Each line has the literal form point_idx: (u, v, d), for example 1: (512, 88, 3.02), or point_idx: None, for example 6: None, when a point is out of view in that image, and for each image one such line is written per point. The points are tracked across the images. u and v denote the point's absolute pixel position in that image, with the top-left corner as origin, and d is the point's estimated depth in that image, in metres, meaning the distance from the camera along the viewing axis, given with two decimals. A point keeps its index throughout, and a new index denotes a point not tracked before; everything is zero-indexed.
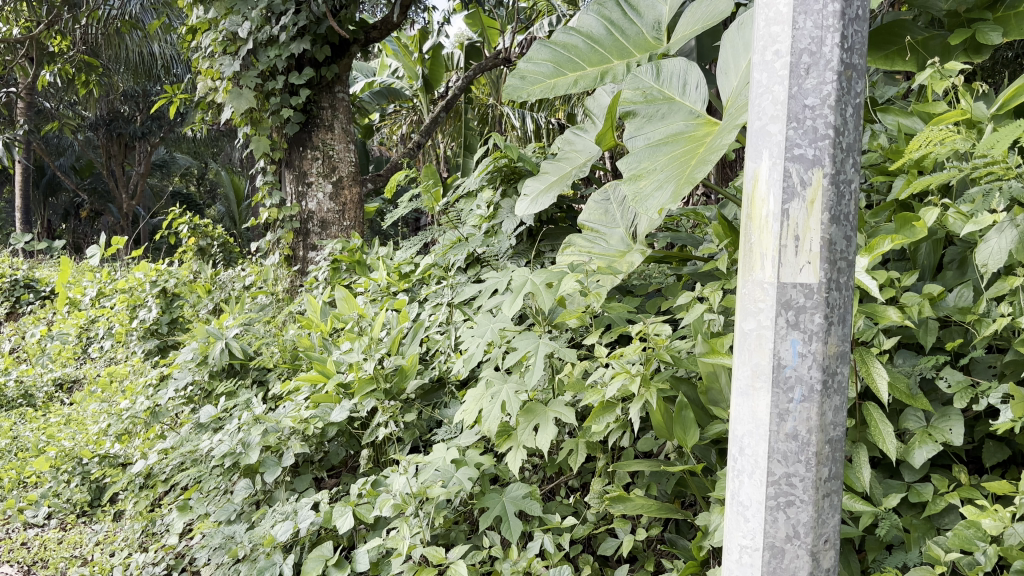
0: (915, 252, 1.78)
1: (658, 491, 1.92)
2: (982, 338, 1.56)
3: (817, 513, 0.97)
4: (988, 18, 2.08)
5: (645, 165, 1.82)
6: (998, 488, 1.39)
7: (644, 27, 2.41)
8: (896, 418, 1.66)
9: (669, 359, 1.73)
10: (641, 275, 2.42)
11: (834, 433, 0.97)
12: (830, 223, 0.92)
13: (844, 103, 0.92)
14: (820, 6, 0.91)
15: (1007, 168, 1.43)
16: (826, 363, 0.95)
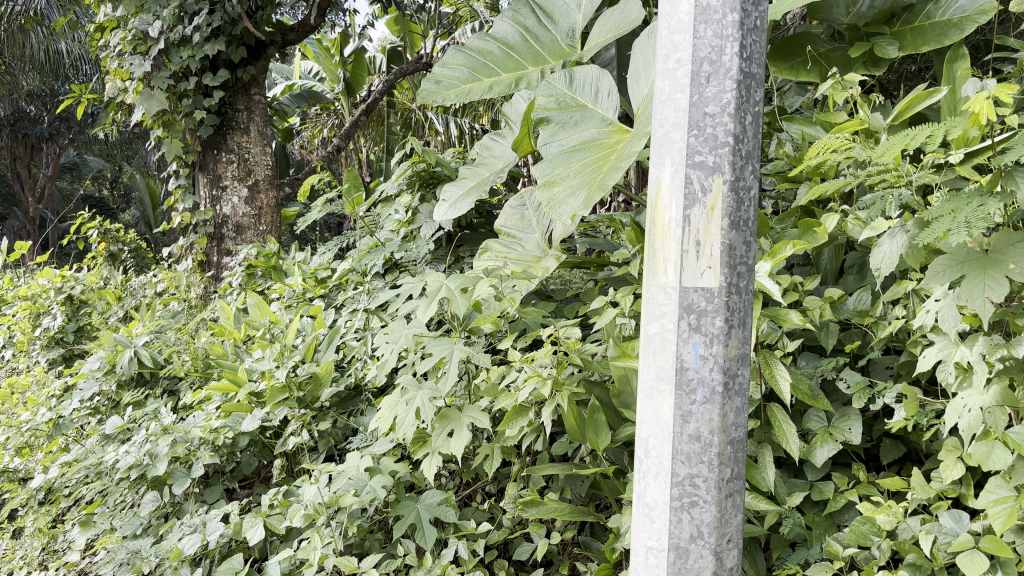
0: (818, 257, 1.84)
1: (572, 495, 1.93)
2: (879, 341, 1.62)
3: (719, 512, 0.99)
4: (886, 33, 2.17)
5: (559, 171, 1.84)
6: (892, 484, 1.45)
7: (559, 35, 2.40)
8: (799, 418, 1.71)
9: (581, 363, 1.75)
10: (558, 281, 2.44)
11: (736, 434, 0.99)
12: (729, 229, 0.94)
13: (743, 112, 0.95)
14: (721, 16, 0.94)
15: (898, 176, 1.46)
16: (726, 366, 0.97)
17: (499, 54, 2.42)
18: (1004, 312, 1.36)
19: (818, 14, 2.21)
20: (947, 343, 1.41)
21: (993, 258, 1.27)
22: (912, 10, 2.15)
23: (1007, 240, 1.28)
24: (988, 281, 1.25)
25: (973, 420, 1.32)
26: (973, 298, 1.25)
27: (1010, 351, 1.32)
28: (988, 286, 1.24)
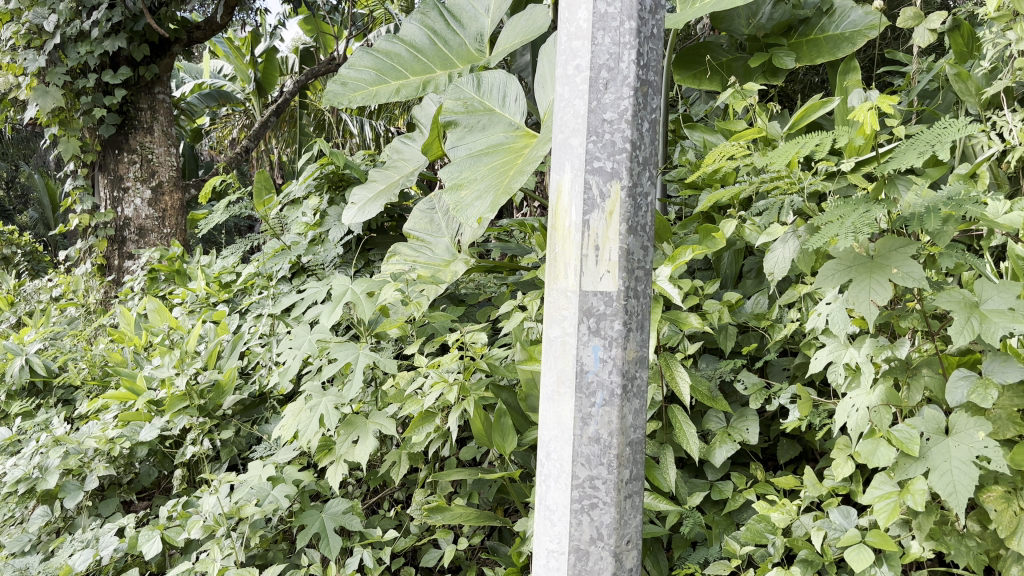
0: (718, 261, 1.89)
1: (480, 500, 1.92)
2: (775, 342, 1.67)
3: (619, 514, 1.00)
4: (784, 44, 2.24)
5: (466, 174, 1.83)
6: (785, 482, 1.49)
7: (467, 39, 2.42)
8: (699, 419, 1.75)
9: (487, 367, 1.75)
10: (470, 285, 2.43)
11: (634, 436, 1.00)
12: (627, 234, 0.96)
13: (640, 118, 0.96)
14: (618, 24, 0.94)
15: (792, 183, 1.48)
16: (625, 368, 0.98)
17: (407, 56, 2.41)
18: (889, 315, 1.41)
19: (720, 24, 2.26)
20: (837, 345, 1.46)
21: (877, 263, 1.32)
22: (808, 23, 2.23)
23: (890, 245, 1.33)
24: (873, 285, 1.29)
25: (860, 419, 1.37)
26: (858, 301, 1.29)
27: (894, 352, 1.37)
28: (872, 289, 1.29)
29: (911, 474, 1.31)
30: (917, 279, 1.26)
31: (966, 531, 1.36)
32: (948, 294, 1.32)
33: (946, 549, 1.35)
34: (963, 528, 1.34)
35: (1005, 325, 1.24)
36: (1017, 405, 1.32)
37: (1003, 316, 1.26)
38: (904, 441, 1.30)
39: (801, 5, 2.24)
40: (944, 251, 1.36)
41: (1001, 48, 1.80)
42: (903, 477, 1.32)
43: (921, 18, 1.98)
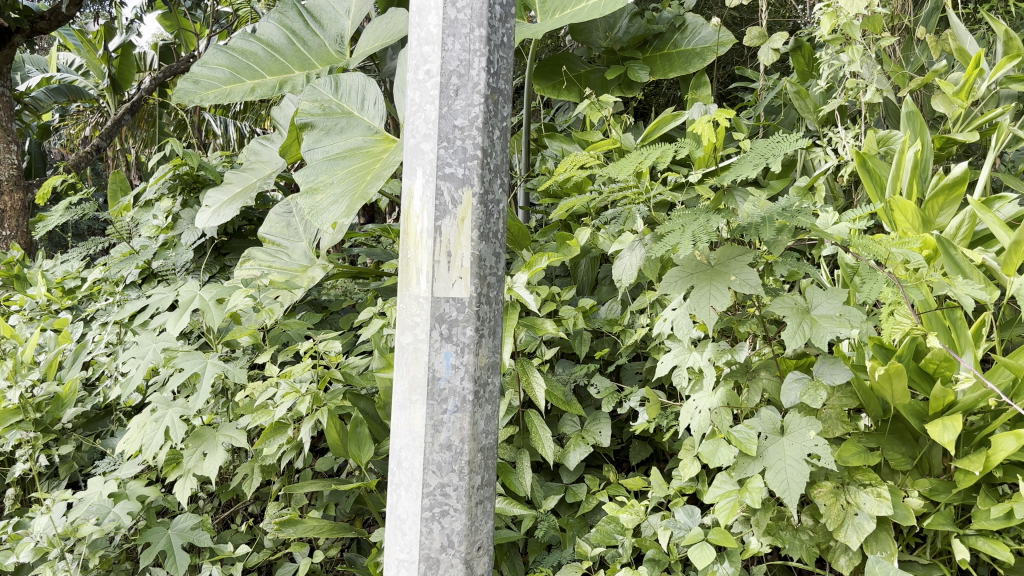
0: (575, 268, 1.95)
1: (336, 511, 1.89)
2: (627, 347, 1.74)
3: (470, 521, 0.99)
4: (639, 58, 2.30)
5: (322, 178, 1.80)
6: (634, 484, 1.53)
7: (327, 40, 2.39)
8: (555, 423, 1.78)
9: (341, 376, 1.72)
10: (335, 290, 2.36)
11: (486, 441, 0.99)
12: (478, 240, 0.95)
13: (490, 126, 0.96)
14: (468, 31, 0.94)
15: (639, 193, 1.53)
16: (476, 375, 0.97)
17: (263, 56, 2.35)
18: (729, 320, 1.48)
19: (579, 36, 2.32)
20: (682, 349, 1.50)
21: (717, 271, 1.37)
22: (662, 38, 2.32)
23: (729, 254, 1.39)
24: (713, 291, 1.34)
25: (703, 420, 1.42)
26: (699, 307, 1.33)
27: (734, 356, 1.44)
28: (712, 296, 1.33)
29: (749, 472, 1.37)
30: (753, 286, 1.33)
31: (800, 526, 1.43)
32: (783, 300, 1.38)
33: (782, 543, 1.41)
34: (797, 523, 1.41)
35: (832, 329, 1.32)
36: (846, 405, 1.41)
37: (831, 320, 1.34)
38: (743, 441, 1.37)
39: (654, 21, 2.34)
40: (778, 259, 1.42)
41: (835, 69, 1.91)
42: (741, 476, 1.38)
43: (765, 38, 2.05)
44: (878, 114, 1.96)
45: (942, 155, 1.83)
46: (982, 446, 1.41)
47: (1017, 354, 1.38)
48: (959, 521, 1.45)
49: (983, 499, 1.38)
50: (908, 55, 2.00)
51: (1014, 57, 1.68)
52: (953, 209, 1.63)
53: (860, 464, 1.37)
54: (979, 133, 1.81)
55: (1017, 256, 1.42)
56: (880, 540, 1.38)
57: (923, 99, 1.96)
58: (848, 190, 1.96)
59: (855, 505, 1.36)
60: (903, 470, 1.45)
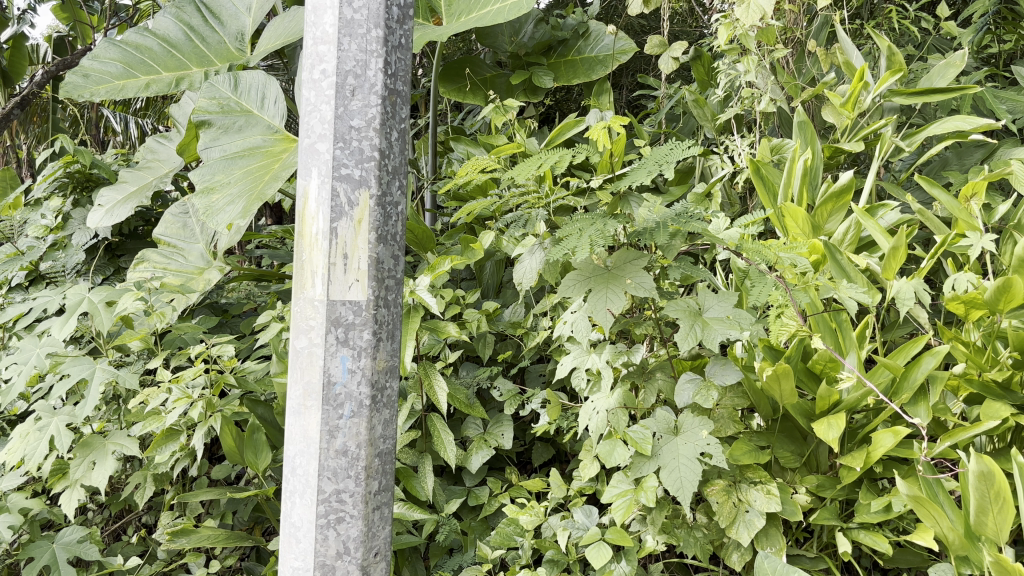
0: (480, 271, 1.96)
1: (233, 520, 1.84)
2: (530, 350, 1.75)
3: (366, 527, 0.98)
4: (544, 63, 2.33)
5: (219, 177, 1.76)
6: (534, 485, 1.54)
7: (227, 37, 2.34)
8: (457, 426, 1.77)
9: (237, 381, 1.68)
10: (235, 293, 2.32)
11: (383, 446, 0.98)
12: (376, 242, 0.94)
13: (388, 127, 0.95)
14: (364, 31, 0.93)
15: (539, 198, 1.53)
16: (374, 379, 0.96)
17: (159, 51, 2.28)
18: (626, 323, 1.51)
19: (485, 39, 2.32)
20: (580, 351, 1.53)
21: (613, 274, 1.40)
22: (566, 44, 2.34)
23: (625, 258, 1.42)
24: (609, 294, 1.36)
25: (600, 421, 1.44)
26: (597, 310, 1.35)
27: (630, 357, 1.47)
28: (609, 299, 1.35)
29: (644, 472, 1.39)
30: (647, 289, 1.35)
31: (694, 523, 1.46)
32: (675, 303, 1.42)
33: (677, 540, 1.44)
34: (691, 521, 1.44)
35: (722, 331, 1.36)
36: (737, 405, 1.45)
37: (722, 322, 1.38)
38: (638, 441, 1.40)
39: (559, 27, 2.36)
40: (672, 263, 1.46)
41: (731, 78, 1.97)
42: (637, 476, 1.40)
43: (665, 47, 2.09)
44: (772, 123, 2.02)
45: (831, 163, 1.90)
46: (864, 443, 1.48)
47: (896, 354, 1.45)
48: (844, 515, 1.51)
49: (865, 493, 1.44)
50: (800, 67, 2.06)
51: (896, 72, 1.76)
52: (840, 215, 1.70)
53: (751, 462, 1.41)
54: (865, 143, 1.89)
55: (896, 261, 1.49)
56: (770, 535, 1.42)
57: (814, 109, 2.04)
58: (744, 196, 2.02)
59: (746, 502, 1.40)
60: (792, 467, 1.50)
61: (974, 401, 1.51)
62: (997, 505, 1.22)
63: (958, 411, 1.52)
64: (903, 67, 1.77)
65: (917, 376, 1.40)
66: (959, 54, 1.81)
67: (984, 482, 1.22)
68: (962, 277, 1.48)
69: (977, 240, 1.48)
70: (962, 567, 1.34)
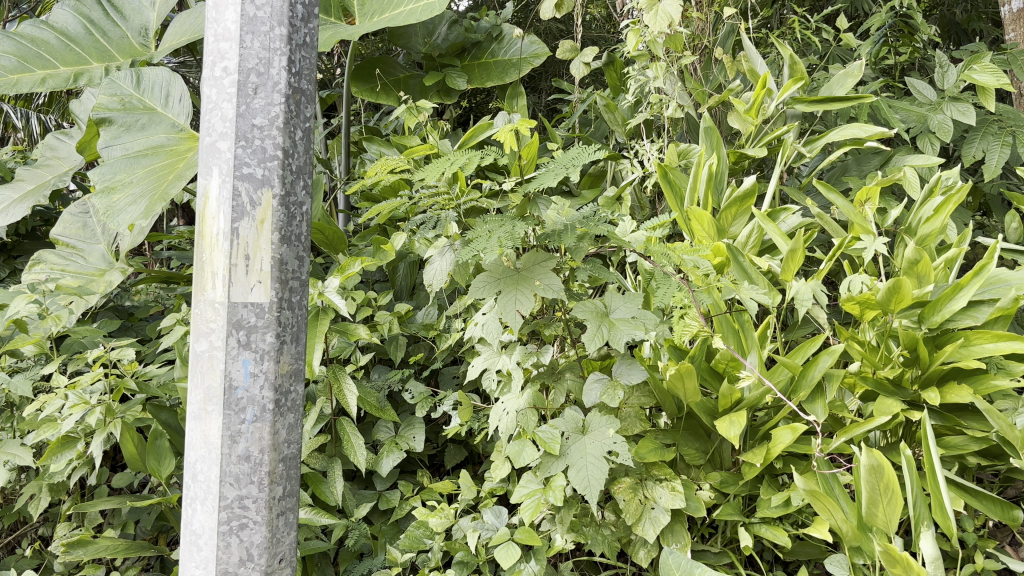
0: (393, 273, 1.95)
1: (136, 529, 1.79)
2: (441, 352, 1.75)
3: (271, 532, 0.96)
4: (457, 65, 2.33)
5: (120, 177, 1.70)
6: (443, 487, 1.54)
7: (130, 31, 2.28)
8: (368, 430, 1.76)
9: (137, 387, 1.63)
10: (140, 296, 2.26)
11: (288, 451, 0.96)
12: (279, 243, 0.92)
13: (292, 126, 0.93)
14: (267, 29, 0.91)
15: (451, 199, 1.47)
16: (277, 383, 0.94)
17: (56, 45, 2.20)
18: (536, 324, 1.52)
19: (399, 40, 2.30)
20: (491, 353, 1.52)
21: (522, 276, 1.40)
22: (479, 47, 2.34)
23: (534, 260, 1.43)
24: (518, 296, 1.36)
25: (510, 421, 1.45)
26: (506, 311, 1.34)
27: (540, 358, 1.49)
28: (518, 300, 1.35)
29: (552, 471, 1.40)
30: (556, 291, 1.37)
31: (603, 521, 1.49)
32: (583, 304, 1.43)
33: (584, 539, 1.46)
34: (599, 519, 1.46)
35: (628, 332, 1.38)
36: (643, 404, 1.49)
37: (627, 323, 1.40)
38: (547, 441, 1.41)
39: (472, 30, 2.36)
40: (581, 265, 1.47)
41: (641, 83, 2.00)
42: (546, 476, 1.41)
43: (577, 52, 2.11)
44: (681, 129, 2.06)
45: (736, 169, 1.96)
46: (765, 440, 1.53)
47: (795, 354, 1.50)
48: (746, 510, 1.56)
49: (766, 488, 1.49)
50: (707, 74, 2.11)
51: (799, 80, 1.83)
52: (744, 219, 1.75)
53: (657, 459, 1.44)
54: (768, 149, 1.95)
55: (795, 263, 1.53)
56: (675, 532, 1.45)
57: (720, 115, 2.09)
58: (654, 200, 2.06)
59: (652, 499, 1.42)
60: (697, 464, 1.55)
61: (868, 398, 1.58)
62: (887, 498, 1.26)
63: (854, 408, 1.58)
64: (804, 76, 1.84)
65: (814, 375, 1.44)
66: (857, 64, 1.89)
67: (875, 475, 1.25)
68: (857, 278, 1.54)
69: (871, 243, 1.54)
70: (856, 557, 1.40)
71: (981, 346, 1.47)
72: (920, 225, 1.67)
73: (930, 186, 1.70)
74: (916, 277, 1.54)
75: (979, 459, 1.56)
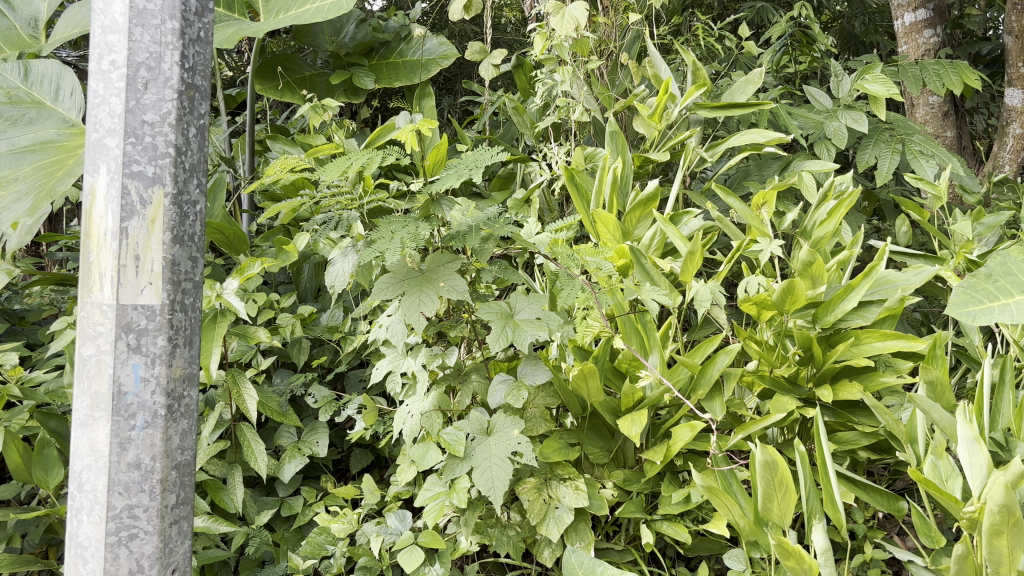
0: (298, 274, 1.93)
1: (23, 543, 1.71)
2: (346, 355, 1.73)
3: (163, 542, 0.92)
4: (365, 65, 2.30)
5: (4, 172, 1.59)
6: (346, 492, 1.52)
7: (18, 22, 2.18)
8: (270, 435, 1.72)
9: (22, 394, 1.56)
10: (30, 299, 2.16)
11: (181, 458, 0.93)
12: (171, 243, 0.89)
13: (185, 123, 0.90)
14: (158, 22, 0.87)
15: (353, 200, 1.45)
16: (170, 387, 0.90)
17: None
18: (441, 326, 1.51)
19: (305, 38, 2.27)
20: (396, 354, 1.52)
21: (426, 277, 1.39)
22: (388, 47, 2.32)
23: (439, 261, 1.42)
24: (422, 298, 1.35)
25: (414, 424, 1.44)
26: (410, 312, 1.33)
27: (445, 360, 1.47)
28: (422, 302, 1.34)
29: (456, 473, 1.40)
30: (460, 292, 1.36)
31: (508, 522, 1.49)
32: (487, 305, 1.43)
33: (489, 540, 1.46)
34: (504, 520, 1.47)
35: (532, 333, 1.39)
36: (548, 404, 1.50)
37: (531, 324, 1.41)
38: (451, 443, 1.40)
39: (380, 29, 2.34)
40: (486, 266, 1.48)
41: (549, 87, 2.00)
42: (450, 477, 1.40)
43: (485, 54, 2.11)
44: (588, 132, 2.08)
45: (641, 172, 1.99)
46: (666, 437, 1.56)
47: (694, 353, 1.54)
48: (649, 508, 1.58)
49: (667, 485, 1.52)
50: (613, 79, 2.14)
51: (701, 87, 1.87)
52: (647, 222, 1.79)
53: (561, 459, 1.46)
54: (672, 153, 1.98)
55: (693, 265, 1.57)
56: (579, 531, 1.46)
57: (626, 120, 2.11)
58: (561, 203, 2.07)
59: (556, 498, 1.43)
60: (601, 463, 1.57)
61: (766, 395, 1.63)
62: (781, 493, 1.28)
63: (753, 406, 1.62)
64: (706, 83, 1.88)
65: (712, 373, 1.49)
66: (758, 72, 1.94)
67: (770, 471, 1.27)
68: (754, 279, 1.58)
69: (767, 245, 1.58)
70: (752, 551, 1.43)
71: (871, 345, 1.52)
72: (814, 228, 1.72)
73: (824, 190, 1.75)
74: (810, 278, 1.58)
75: (869, 453, 1.62)
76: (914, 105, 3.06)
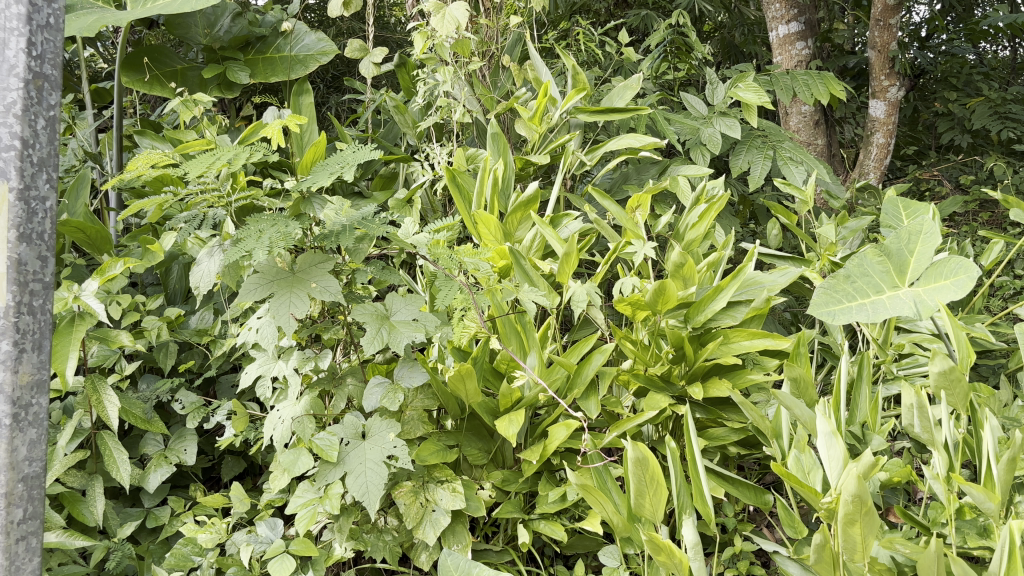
0: (166, 275, 1.86)
1: None
2: (216, 358, 1.68)
3: (7, 560, 0.86)
4: (240, 59, 2.23)
5: None
6: (214, 501, 1.46)
7: None
8: (135, 444, 1.65)
9: None
10: None
11: (29, 470, 0.87)
12: (16, 242, 0.83)
13: (32, 115, 0.84)
14: (2, 6, 0.81)
15: (220, 198, 1.40)
16: (16, 395, 0.85)
17: None
18: (315, 327, 1.48)
19: (176, 30, 2.18)
20: (266, 358, 1.48)
21: (297, 278, 1.35)
22: (265, 41, 2.25)
23: (310, 261, 1.38)
24: (293, 299, 1.31)
25: (285, 430, 1.40)
26: (279, 314, 1.29)
27: (318, 363, 1.44)
28: (292, 303, 1.30)
29: (329, 479, 1.37)
30: (333, 293, 1.33)
31: (384, 527, 1.47)
32: (362, 306, 1.40)
33: (364, 546, 1.44)
34: (379, 525, 1.44)
35: (408, 334, 1.38)
36: (426, 407, 1.48)
37: (407, 326, 1.39)
38: (324, 448, 1.37)
39: (257, 23, 2.28)
40: (361, 267, 1.45)
41: (430, 87, 1.99)
42: (323, 483, 1.37)
43: (366, 52, 2.08)
44: (470, 133, 2.08)
45: (523, 174, 2.00)
46: (544, 437, 1.57)
47: (570, 353, 1.55)
48: (527, 508, 1.59)
49: (544, 485, 1.53)
50: (495, 81, 2.14)
51: (580, 91, 1.89)
52: (527, 224, 1.80)
53: (438, 462, 1.44)
54: (552, 155, 2.00)
55: (569, 267, 1.59)
56: (456, 533, 1.45)
57: (508, 122, 2.12)
58: (443, 204, 2.07)
59: (433, 501, 1.41)
60: (480, 464, 1.56)
61: (641, 394, 1.66)
62: (653, 489, 1.29)
63: (629, 404, 1.65)
64: (586, 87, 1.91)
65: (588, 372, 1.52)
66: (636, 78, 1.98)
67: (641, 467, 1.28)
68: (629, 280, 1.61)
69: (642, 247, 1.61)
70: (626, 548, 1.45)
71: (739, 344, 1.58)
72: (686, 230, 1.77)
73: (697, 194, 1.80)
74: (682, 279, 1.62)
75: (738, 449, 1.67)
76: (788, 113, 3.19)
